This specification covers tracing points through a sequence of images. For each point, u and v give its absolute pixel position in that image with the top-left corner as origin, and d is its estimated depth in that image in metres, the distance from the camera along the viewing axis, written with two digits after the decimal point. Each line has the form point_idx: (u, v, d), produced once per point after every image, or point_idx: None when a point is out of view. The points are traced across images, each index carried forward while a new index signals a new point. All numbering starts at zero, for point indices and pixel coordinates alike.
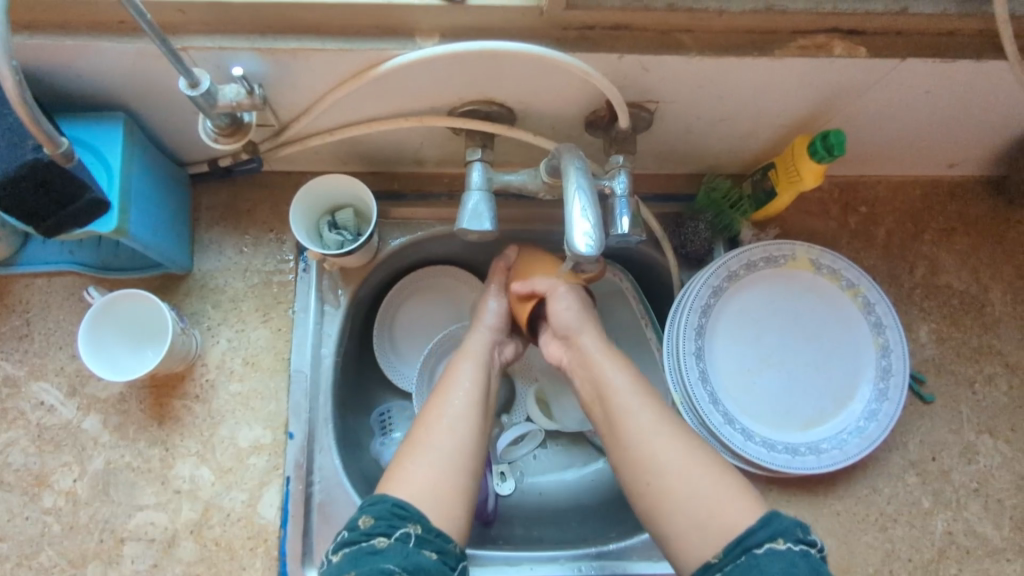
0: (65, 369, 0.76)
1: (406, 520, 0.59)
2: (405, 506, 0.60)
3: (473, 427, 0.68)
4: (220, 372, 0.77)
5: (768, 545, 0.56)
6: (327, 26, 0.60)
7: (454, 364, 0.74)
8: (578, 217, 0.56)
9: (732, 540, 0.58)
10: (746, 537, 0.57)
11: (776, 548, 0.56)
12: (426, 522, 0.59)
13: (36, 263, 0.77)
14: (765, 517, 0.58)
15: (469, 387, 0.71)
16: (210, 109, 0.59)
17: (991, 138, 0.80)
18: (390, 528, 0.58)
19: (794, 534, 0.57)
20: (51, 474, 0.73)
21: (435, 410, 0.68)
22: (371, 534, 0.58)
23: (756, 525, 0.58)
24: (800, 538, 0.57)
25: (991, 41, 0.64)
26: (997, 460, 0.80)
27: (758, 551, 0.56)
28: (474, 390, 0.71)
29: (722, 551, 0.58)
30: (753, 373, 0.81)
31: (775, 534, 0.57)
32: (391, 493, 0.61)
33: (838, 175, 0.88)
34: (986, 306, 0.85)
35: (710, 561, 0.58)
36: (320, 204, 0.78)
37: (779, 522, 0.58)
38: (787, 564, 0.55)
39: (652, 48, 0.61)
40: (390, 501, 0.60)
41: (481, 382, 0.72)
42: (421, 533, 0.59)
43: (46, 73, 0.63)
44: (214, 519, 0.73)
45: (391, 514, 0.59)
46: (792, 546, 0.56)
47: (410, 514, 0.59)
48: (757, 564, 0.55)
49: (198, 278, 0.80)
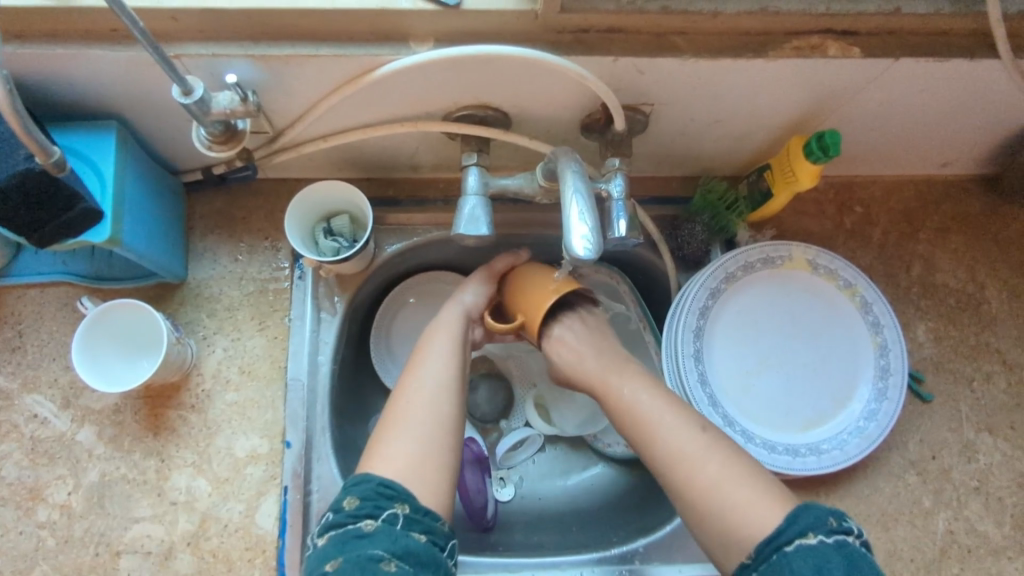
0: (59, 381, 0.75)
1: (392, 500, 0.58)
2: (391, 486, 0.59)
3: (450, 399, 0.66)
4: (216, 382, 0.77)
5: (798, 542, 0.55)
6: (321, 32, 0.59)
7: (429, 338, 0.72)
8: (575, 220, 0.56)
9: (764, 539, 0.57)
10: (776, 536, 0.56)
11: (807, 544, 0.55)
12: (414, 501, 0.59)
13: (28, 274, 0.77)
14: (795, 511, 0.57)
15: (443, 360, 0.69)
16: (204, 116, 0.58)
17: (984, 137, 0.81)
18: (377, 509, 0.58)
19: (826, 526, 0.56)
20: (45, 487, 0.73)
21: (410, 385, 0.67)
22: (358, 516, 0.58)
23: (786, 521, 0.57)
24: (834, 529, 0.56)
25: (984, 40, 0.64)
26: (997, 458, 0.80)
27: (788, 549, 0.55)
28: (449, 363, 0.69)
29: (756, 549, 0.57)
30: (751, 374, 0.80)
31: (804, 529, 0.56)
32: (374, 473, 0.60)
33: (833, 176, 0.89)
34: (983, 305, 0.85)
35: (744, 562, 0.57)
36: (315, 211, 0.78)
37: (809, 514, 0.57)
38: (819, 560, 0.54)
39: (647, 50, 0.61)
40: (376, 482, 0.59)
41: (456, 356, 0.70)
42: (409, 513, 0.58)
43: (37, 82, 0.62)
44: (211, 531, 0.72)
45: (377, 494, 0.58)
46: (823, 540, 0.55)
47: (396, 494, 0.59)
48: (789, 562, 0.54)
49: (193, 286, 0.80)
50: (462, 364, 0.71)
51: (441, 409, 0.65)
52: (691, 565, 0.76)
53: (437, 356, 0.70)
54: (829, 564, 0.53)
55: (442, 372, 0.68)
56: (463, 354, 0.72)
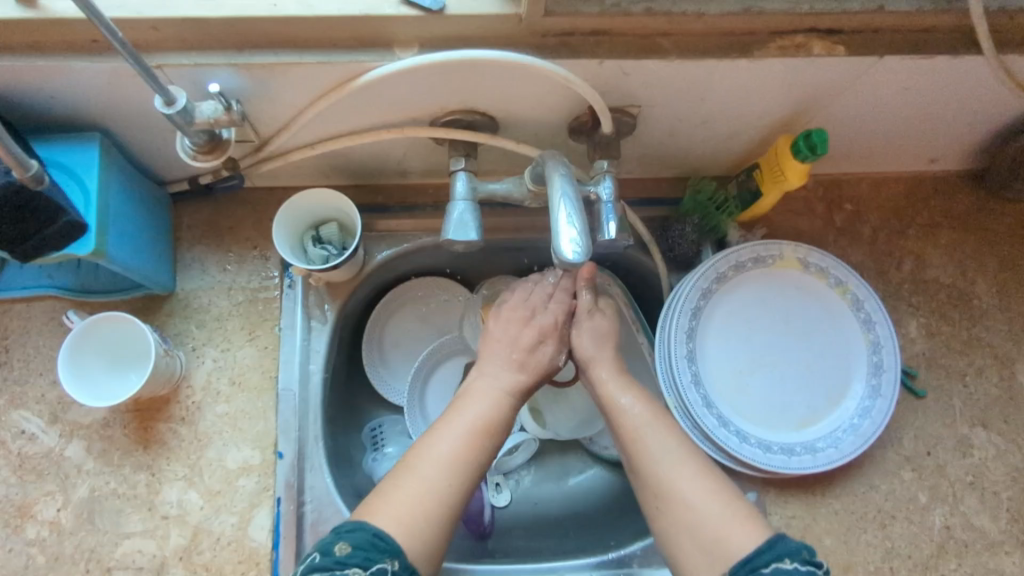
0: (46, 397, 0.74)
1: (384, 554, 0.56)
2: (385, 538, 0.57)
3: (477, 460, 0.64)
4: (206, 394, 0.76)
5: (772, 566, 0.55)
6: (304, 39, 0.59)
7: (473, 391, 0.69)
8: (564, 224, 0.56)
9: (739, 561, 0.57)
10: (752, 558, 0.57)
11: (782, 569, 0.55)
12: (403, 559, 0.57)
13: (14, 288, 0.76)
14: (772, 539, 0.58)
15: (484, 418, 0.67)
16: (187, 126, 0.58)
17: (969, 133, 0.81)
18: (367, 561, 0.55)
19: (801, 555, 0.56)
20: (33, 504, 0.72)
21: (448, 432, 0.65)
22: (347, 564, 0.55)
23: (764, 546, 0.57)
24: (808, 560, 0.55)
25: (967, 36, 0.64)
26: (991, 453, 0.80)
27: (763, 571, 0.55)
28: (489, 424, 0.66)
29: (732, 571, 0.57)
30: (745, 374, 0.80)
31: (781, 555, 0.56)
32: (369, 522, 0.58)
33: (821, 173, 0.89)
34: (973, 300, 0.85)
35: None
36: (303, 219, 0.77)
37: (786, 544, 0.57)
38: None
39: (632, 52, 0.61)
40: (370, 531, 0.57)
41: (498, 416, 0.68)
42: (396, 570, 0.56)
43: (18, 95, 0.62)
44: (203, 544, 0.72)
45: (372, 545, 0.56)
46: (799, 566, 0.55)
47: (388, 547, 0.56)
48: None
49: (181, 298, 0.79)
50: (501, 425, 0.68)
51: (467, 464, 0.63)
52: None
53: (480, 412, 0.67)
54: None
55: (480, 432, 0.66)
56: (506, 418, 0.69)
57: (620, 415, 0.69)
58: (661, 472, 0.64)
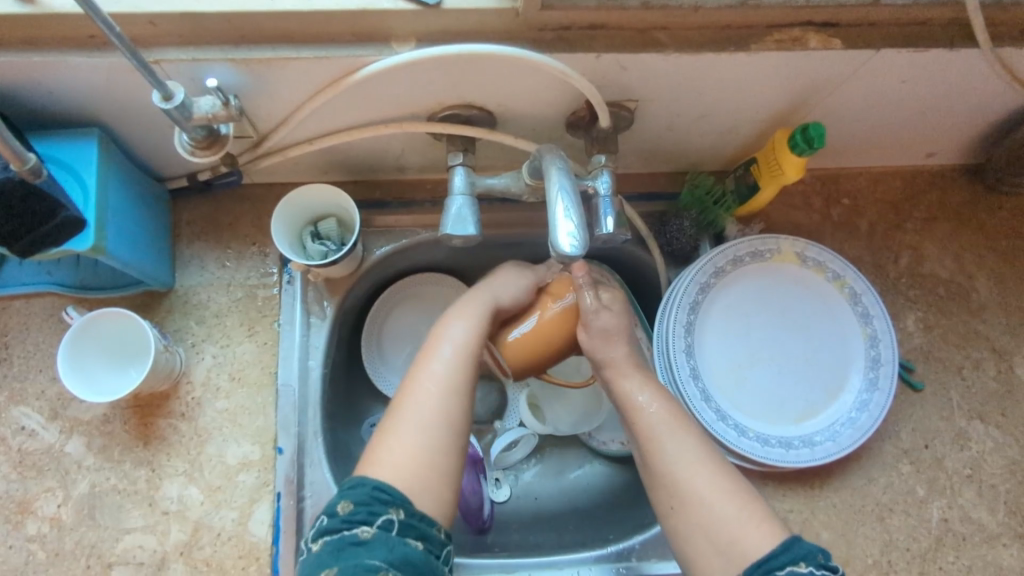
0: (46, 393, 0.75)
1: (387, 506, 0.56)
2: (386, 491, 0.57)
3: (461, 398, 0.63)
4: (205, 390, 0.76)
5: (788, 569, 0.56)
6: (301, 34, 0.59)
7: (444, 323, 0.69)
8: (561, 218, 0.56)
9: (755, 562, 0.57)
10: (766, 560, 0.57)
11: (797, 572, 0.55)
12: (410, 507, 0.57)
13: (14, 285, 0.76)
14: (787, 542, 0.58)
15: (459, 351, 0.66)
16: (185, 121, 0.58)
17: (966, 126, 0.81)
18: (372, 516, 0.56)
19: (816, 559, 0.56)
20: (34, 500, 0.72)
21: (421, 382, 0.63)
22: (353, 522, 0.56)
23: (780, 547, 0.57)
24: (822, 564, 0.56)
25: (963, 29, 0.64)
26: (989, 446, 0.80)
27: (778, 575, 0.56)
28: (464, 355, 0.66)
29: (744, 573, 0.57)
30: (743, 368, 0.81)
31: (796, 558, 0.56)
32: (371, 476, 0.58)
33: (819, 168, 0.89)
34: (971, 294, 0.85)
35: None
36: (301, 215, 0.78)
37: (802, 546, 0.57)
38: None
39: (629, 46, 0.61)
40: (370, 485, 0.57)
41: (472, 346, 0.67)
42: (404, 519, 0.56)
43: (16, 90, 0.62)
44: (204, 540, 0.72)
45: (372, 499, 0.56)
46: (814, 571, 0.55)
47: (392, 499, 0.56)
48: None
49: (181, 294, 0.79)
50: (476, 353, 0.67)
51: (453, 407, 0.63)
52: None
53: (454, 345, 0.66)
54: None
55: (457, 367, 0.65)
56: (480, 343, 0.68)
57: (625, 406, 0.68)
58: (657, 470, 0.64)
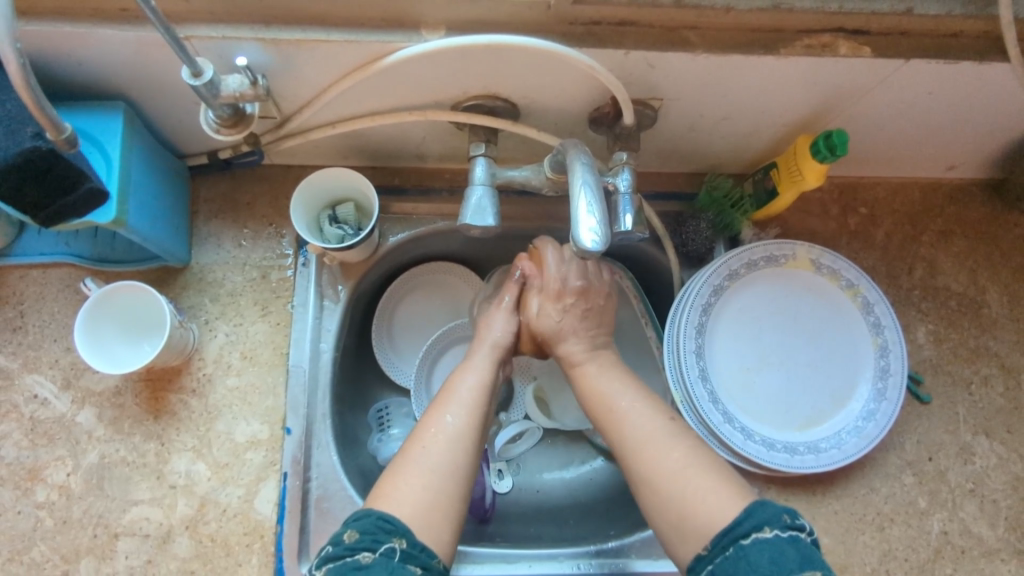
0: (60, 362, 0.75)
1: (391, 534, 0.55)
2: (390, 520, 0.56)
3: (466, 450, 0.63)
4: (217, 366, 0.77)
5: (754, 535, 0.55)
6: (331, 17, 0.59)
7: (457, 376, 0.71)
8: (584, 214, 0.56)
9: (721, 531, 0.57)
10: (733, 527, 0.56)
11: (762, 537, 0.54)
12: (411, 537, 0.56)
13: (31, 254, 0.76)
14: (751, 506, 0.57)
15: (467, 402, 0.67)
16: (213, 99, 0.58)
17: (989, 141, 0.81)
18: (375, 543, 0.55)
19: (781, 521, 0.55)
20: (43, 468, 0.72)
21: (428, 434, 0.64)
22: (356, 549, 0.54)
23: (743, 514, 0.57)
24: (789, 524, 0.55)
25: (994, 43, 0.64)
26: (992, 461, 0.80)
27: (744, 541, 0.55)
28: (471, 407, 0.67)
29: (714, 540, 0.57)
30: (752, 371, 0.81)
31: (760, 523, 0.55)
32: (375, 508, 0.58)
33: (838, 176, 0.89)
34: (983, 309, 0.85)
35: (699, 552, 0.58)
36: (321, 198, 0.78)
37: (766, 509, 0.56)
38: (772, 554, 0.53)
39: (658, 44, 0.61)
40: (375, 515, 0.57)
41: (480, 402, 0.68)
42: (406, 549, 0.55)
43: (45, 60, 0.62)
44: (210, 515, 0.72)
45: (377, 528, 0.56)
46: (779, 533, 0.54)
47: (395, 528, 0.56)
48: (744, 556, 0.54)
49: (196, 271, 0.79)
50: (485, 412, 0.68)
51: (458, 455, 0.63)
52: None
53: (463, 399, 0.67)
54: (784, 558, 0.53)
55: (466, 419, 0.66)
56: (489, 401, 0.69)
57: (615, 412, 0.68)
58: (635, 448, 0.64)
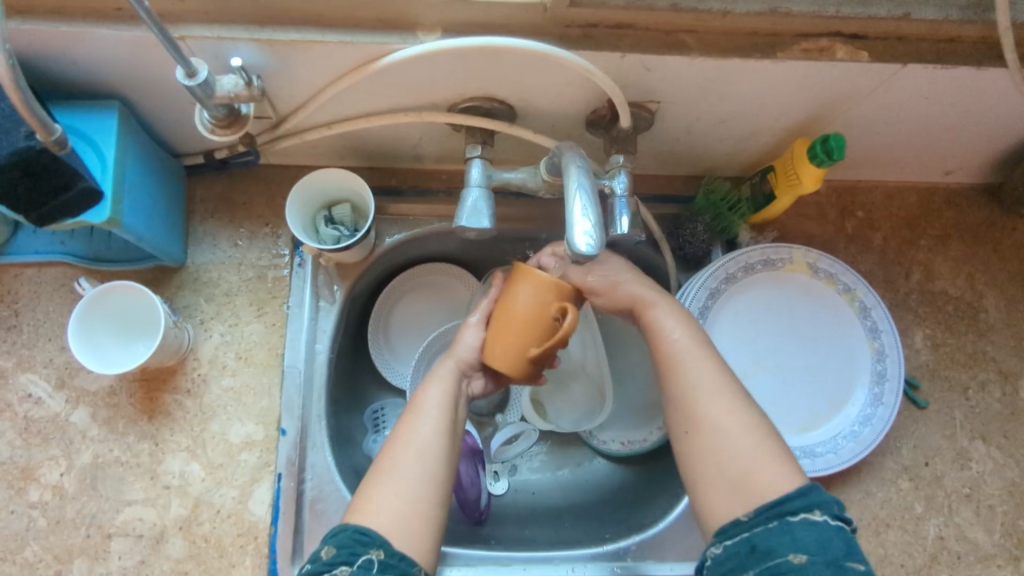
0: (54, 361, 0.75)
1: (368, 546, 0.56)
2: (367, 532, 0.57)
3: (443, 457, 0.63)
4: (212, 366, 0.77)
5: (803, 515, 0.56)
6: (327, 19, 0.59)
7: (424, 385, 0.68)
8: (579, 216, 0.55)
9: (767, 503, 0.57)
10: (782, 501, 0.57)
11: (811, 519, 0.55)
12: (389, 547, 0.56)
13: (26, 253, 0.76)
14: (804, 488, 0.58)
15: (438, 411, 0.65)
16: (207, 100, 0.58)
17: (987, 145, 0.81)
18: (352, 557, 0.55)
19: (831, 509, 0.56)
20: (37, 467, 0.72)
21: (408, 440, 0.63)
22: (334, 564, 0.55)
23: (794, 492, 0.57)
24: (836, 514, 0.56)
25: (992, 48, 0.64)
26: (989, 466, 0.80)
27: (792, 519, 0.56)
28: (443, 416, 0.65)
29: (756, 511, 0.57)
30: (748, 374, 0.81)
31: (813, 505, 0.56)
32: (352, 521, 0.58)
33: (836, 179, 0.88)
34: (980, 313, 0.85)
35: (738, 518, 0.58)
36: (317, 198, 0.78)
37: (818, 494, 0.57)
38: (820, 536, 0.54)
39: (654, 47, 0.60)
40: (352, 528, 0.57)
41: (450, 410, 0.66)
42: (384, 559, 0.55)
43: (40, 60, 0.62)
44: (203, 516, 0.72)
45: (353, 541, 0.56)
46: (828, 520, 0.56)
47: (372, 539, 0.56)
48: (791, 531, 0.55)
49: (191, 271, 0.79)
50: (455, 421, 0.66)
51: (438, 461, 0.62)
52: (681, 564, 0.77)
53: (432, 407, 0.66)
54: (831, 542, 0.54)
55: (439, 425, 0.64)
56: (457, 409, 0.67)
57: None
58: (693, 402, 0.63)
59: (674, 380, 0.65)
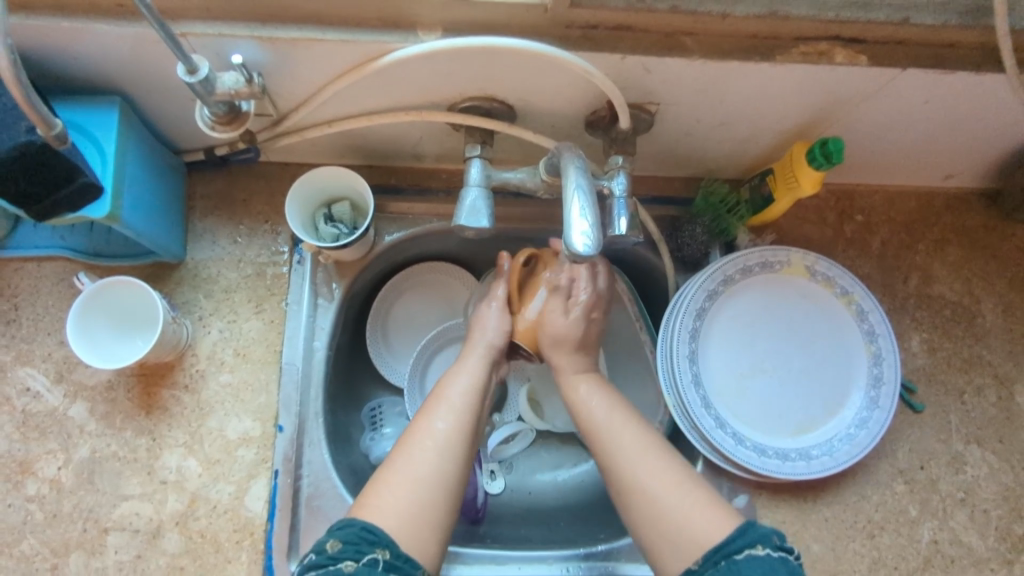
0: (53, 356, 0.75)
1: (374, 546, 0.56)
2: (374, 530, 0.57)
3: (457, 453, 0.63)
4: (210, 362, 0.77)
5: (746, 552, 0.56)
6: (327, 17, 0.59)
7: (449, 379, 0.70)
8: (576, 217, 0.56)
9: (711, 548, 0.57)
10: (724, 544, 0.57)
11: (754, 554, 0.56)
12: (395, 548, 0.56)
13: (27, 247, 0.77)
14: (742, 526, 0.58)
15: (458, 407, 0.66)
16: (208, 96, 0.58)
17: (987, 150, 0.81)
18: (358, 553, 0.55)
19: (771, 541, 0.57)
20: (35, 461, 0.73)
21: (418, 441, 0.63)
22: (338, 559, 0.55)
23: (735, 532, 0.58)
24: (778, 545, 0.57)
25: (991, 53, 0.64)
26: (983, 471, 0.80)
27: (737, 557, 0.56)
28: (463, 412, 0.66)
29: (704, 558, 0.57)
30: (745, 376, 0.81)
31: (753, 541, 0.57)
32: (360, 517, 0.58)
33: (834, 182, 0.89)
34: (977, 318, 0.85)
35: (690, 568, 0.58)
36: (316, 196, 0.78)
37: (756, 530, 0.58)
38: (765, 570, 0.54)
39: (655, 49, 0.61)
40: (359, 525, 0.57)
41: (472, 406, 0.68)
42: (389, 560, 0.55)
43: (41, 55, 0.62)
44: (200, 511, 0.72)
45: (359, 538, 0.56)
46: (770, 552, 0.56)
47: (378, 539, 0.56)
48: (737, 570, 0.55)
49: (191, 267, 0.79)
50: (476, 419, 0.67)
51: (450, 467, 0.63)
52: None
53: (454, 403, 0.67)
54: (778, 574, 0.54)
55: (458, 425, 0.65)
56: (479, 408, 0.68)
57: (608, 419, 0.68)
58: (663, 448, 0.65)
59: (611, 434, 0.67)
